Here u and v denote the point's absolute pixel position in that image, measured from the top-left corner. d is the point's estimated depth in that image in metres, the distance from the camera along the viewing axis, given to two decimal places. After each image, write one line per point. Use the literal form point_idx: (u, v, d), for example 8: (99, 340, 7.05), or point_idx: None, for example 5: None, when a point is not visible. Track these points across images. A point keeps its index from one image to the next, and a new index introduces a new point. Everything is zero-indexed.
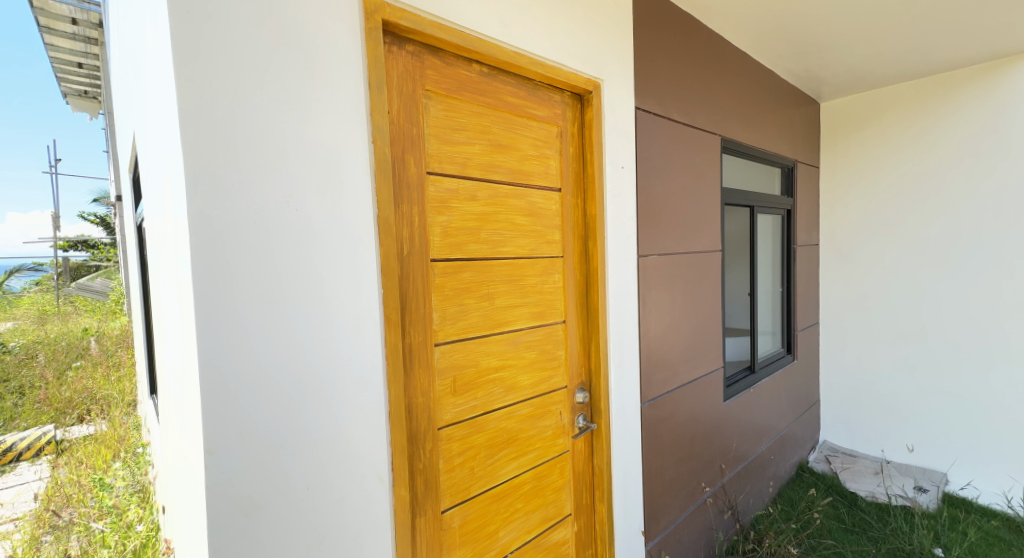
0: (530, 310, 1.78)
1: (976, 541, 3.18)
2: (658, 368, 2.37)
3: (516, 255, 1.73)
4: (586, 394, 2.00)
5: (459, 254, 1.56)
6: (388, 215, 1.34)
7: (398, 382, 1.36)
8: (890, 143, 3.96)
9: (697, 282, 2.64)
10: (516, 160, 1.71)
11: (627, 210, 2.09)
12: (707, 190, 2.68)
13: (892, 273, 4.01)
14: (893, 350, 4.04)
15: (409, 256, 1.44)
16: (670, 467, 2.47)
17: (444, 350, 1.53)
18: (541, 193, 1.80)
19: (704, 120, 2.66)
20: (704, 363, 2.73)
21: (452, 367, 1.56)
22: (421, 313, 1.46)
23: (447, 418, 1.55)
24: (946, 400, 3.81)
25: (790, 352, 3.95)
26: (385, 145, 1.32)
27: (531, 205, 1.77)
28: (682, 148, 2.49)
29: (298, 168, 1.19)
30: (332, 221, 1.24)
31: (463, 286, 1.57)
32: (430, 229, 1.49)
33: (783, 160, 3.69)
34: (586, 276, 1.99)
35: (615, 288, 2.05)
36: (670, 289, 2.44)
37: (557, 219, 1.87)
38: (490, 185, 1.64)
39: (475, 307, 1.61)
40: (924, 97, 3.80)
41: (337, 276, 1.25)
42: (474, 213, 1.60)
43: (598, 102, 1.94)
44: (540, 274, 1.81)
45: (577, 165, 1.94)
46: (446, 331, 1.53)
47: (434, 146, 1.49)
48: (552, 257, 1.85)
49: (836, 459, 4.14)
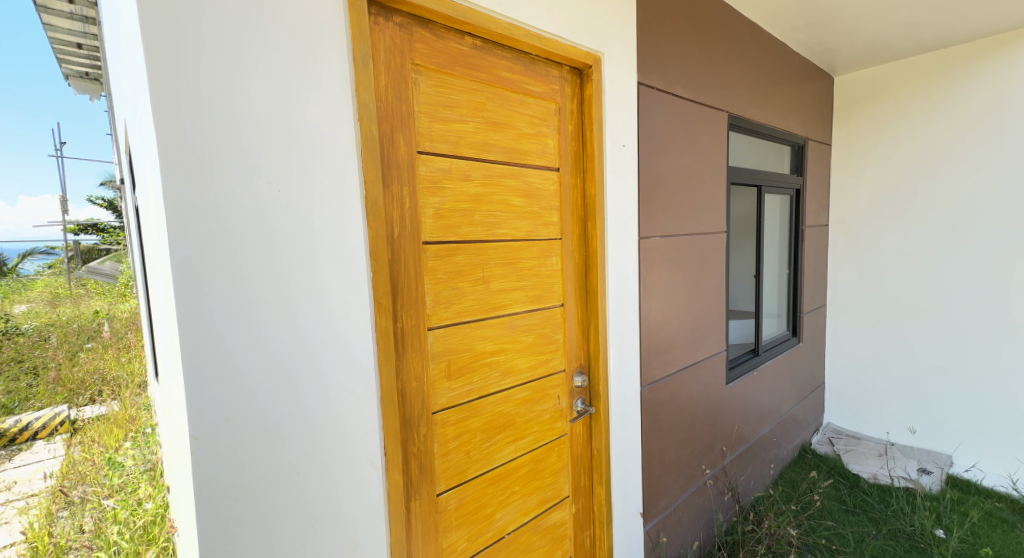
0: (527, 294, 1.75)
1: (977, 522, 3.22)
2: (659, 351, 2.35)
3: (512, 237, 1.69)
4: (585, 378, 1.99)
5: (452, 236, 1.52)
6: (376, 196, 1.30)
7: (389, 366, 1.34)
8: (905, 119, 3.85)
9: (699, 264, 2.59)
10: (511, 138, 1.66)
11: (628, 190, 2.04)
12: (712, 168, 2.60)
13: (903, 253, 3.93)
14: (900, 332, 4.00)
15: (400, 238, 1.40)
16: (671, 449, 2.48)
17: (437, 334, 1.51)
18: (541, 173, 1.77)
19: (710, 95, 2.57)
20: (706, 347, 2.70)
21: (447, 350, 1.53)
22: (413, 297, 1.43)
23: (442, 403, 1.53)
24: (954, 382, 3.79)
25: (794, 334, 3.91)
26: (371, 123, 1.28)
27: (528, 185, 1.72)
28: (686, 124, 2.42)
29: (280, 148, 1.15)
30: (320, 201, 1.21)
31: (458, 269, 1.54)
32: (422, 211, 1.45)
33: (793, 137, 3.60)
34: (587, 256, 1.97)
35: (617, 270, 2.03)
36: (672, 271, 2.40)
37: (556, 202, 1.83)
38: (484, 164, 1.59)
39: (470, 290, 1.58)
40: (938, 73, 3.70)
41: (326, 257, 1.22)
42: (470, 196, 1.56)
43: (599, 77, 1.87)
44: (537, 255, 1.78)
45: (576, 143, 1.89)
46: (440, 316, 1.51)
47: (425, 124, 1.44)
48: (551, 239, 1.82)
49: (839, 441, 4.16)
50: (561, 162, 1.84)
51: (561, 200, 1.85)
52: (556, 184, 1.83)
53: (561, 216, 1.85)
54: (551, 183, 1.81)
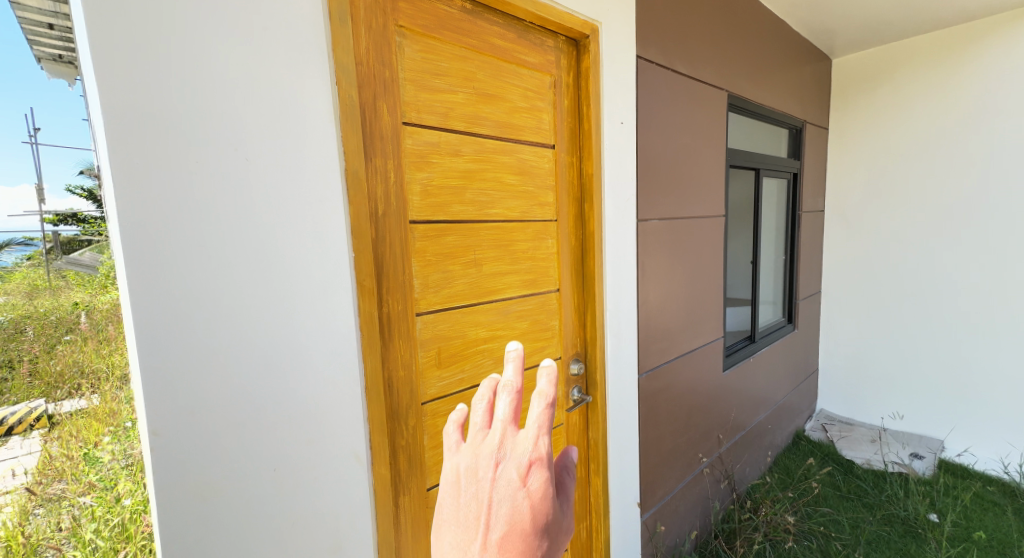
0: (521, 278, 1.66)
1: (970, 505, 3.23)
2: (656, 337, 2.27)
3: (504, 217, 1.59)
4: (581, 365, 1.91)
5: (441, 216, 1.42)
6: (357, 168, 1.19)
7: (374, 354, 1.25)
8: (903, 101, 3.78)
9: (697, 248, 2.51)
10: (504, 112, 1.56)
11: (626, 169, 1.95)
12: (710, 148, 2.52)
13: (900, 238, 3.89)
14: (895, 318, 3.98)
15: (384, 216, 1.28)
16: (669, 437, 2.42)
17: (426, 320, 1.41)
18: (535, 150, 1.67)
19: (710, 72, 2.48)
20: (704, 333, 2.64)
21: (437, 337, 1.44)
22: (400, 280, 1.33)
23: (432, 393, 1.44)
24: (948, 367, 3.78)
25: (789, 321, 3.87)
26: (351, 88, 1.17)
27: (522, 163, 1.62)
28: (686, 101, 2.32)
29: (246, 112, 1.04)
30: (293, 173, 1.10)
31: (448, 251, 1.45)
32: (408, 187, 1.35)
33: (790, 120, 3.51)
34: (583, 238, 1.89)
35: (615, 252, 1.94)
36: (670, 255, 2.32)
37: (551, 181, 1.74)
38: (475, 139, 1.49)
39: (461, 274, 1.49)
40: (939, 53, 3.62)
41: (300, 234, 1.12)
42: (460, 173, 1.46)
43: (596, 48, 1.77)
44: (532, 237, 1.69)
45: (572, 119, 1.79)
46: (429, 300, 1.41)
47: (410, 93, 1.33)
48: (546, 220, 1.74)
49: (833, 427, 4.15)
50: (556, 138, 1.73)
51: (557, 178, 1.75)
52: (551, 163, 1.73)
53: (557, 197, 1.76)
54: (546, 161, 1.71)
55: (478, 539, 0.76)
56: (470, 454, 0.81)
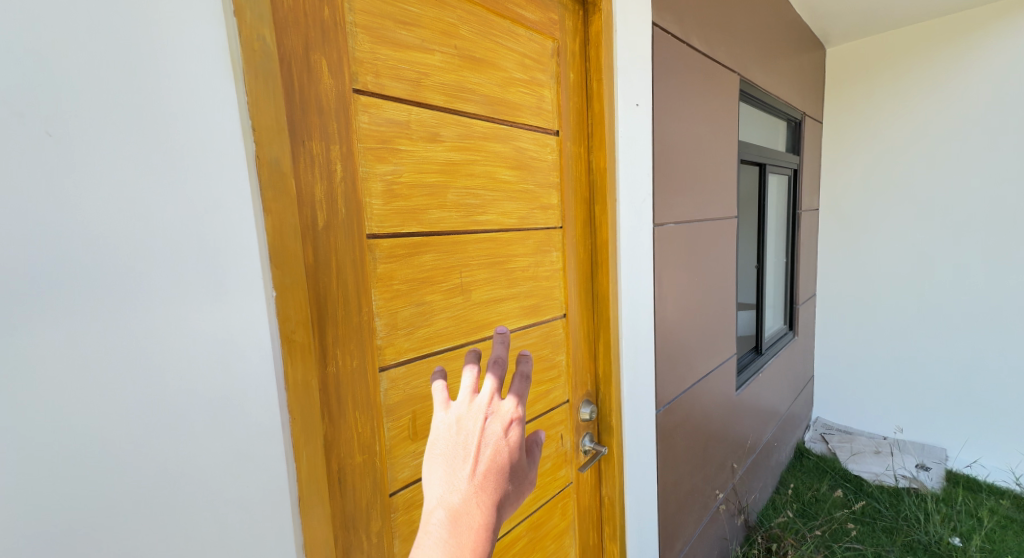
0: (521, 305, 1.27)
1: (991, 525, 2.95)
2: (672, 364, 1.92)
3: (495, 226, 1.19)
4: (592, 408, 1.54)
5: (414, 227, 1.01)
6: (278, 155, 0.76)
7: (314, 440, 0.82)
8: (906, 92, 3.54)
9: (712, 256, 2.17)
10: (497, 84, 1.16)
11: (641, 163, 1.59)
12: (724, 140, 2.18)
13: (903, 238, 3.66)
14: (898, 322, 3.74)
15: (327, 229, 0.85)
16: (686, 478, 2.06)
17: (395, 376, 0.98)
18: (533, 136, 1.27)
19: (723, 51, 2.13)
20: (718, 352, 2.30)
21: (412, 398, 1.01)
22: (355, 323, 0.89)
23: (403, 479, 1.00)
24: (956, 374, 3.56)
25: (790, 329, 3.61)
26: (264, 27, 0.74)
27: (520, 153, 1.23)
28: (700, 82, 1.96)
29: (62, 46, 0.59)
30: (160, 158, 0.65)
31: (425, 276, 1.03)
32: (365, 186, 0.92)
33: (793, 111, 3.22)
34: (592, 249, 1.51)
35: (629, 266, 1.57)
36: (685, 265, 1.97)
37: (552, 176, 1.34)
38: (459, 119, 1.08)
39: (443, 306, 1.07)
40: (943, 40, 3.38)
41: (181, 260, 0.67)
42: (437, 165, 1.04)
43: (609, 8, 1.39)
44: (531, 251, 1.29)
45: (578, 98, 1.41)
46: (398, 347, 0.98)
47: (366, 47, 0.91)
48: (547, 228, 1.34)
49: (834, 437, 3.90)
50: (559, 122, 1.35)
51: (559, 174, 1.37)
52: (552, 153, 1.34)
53: (560, 197, 1.37)
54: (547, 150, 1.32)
55: (465, 468, 0.72)
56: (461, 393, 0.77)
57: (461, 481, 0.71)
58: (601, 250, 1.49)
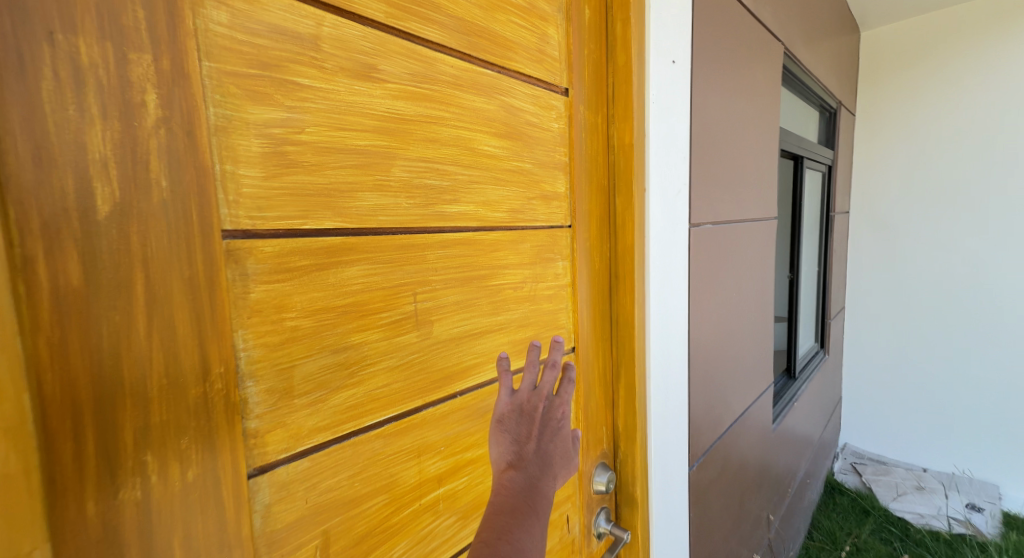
0: (510, 339, 0.87)
1: None
2: (708, 403, 1.51)
3: (469, 224, 0.78)
4: (610, 477, 1.12)
5: (326, 221, 0.59)
6: None
7: None
8: (955, 80, 3.12)
9: (752, 265, 1.77)
10: (477, 5, 0.77)
11: (677, 142, 1.19)
12: (767, 122, 1.78)
13: (950, 247, 3.22)
14: (946, 342, 3.30)
15: (113, 219, 0.43)
16: (720, 545, 1.65)
17: (285, 481, 0.56)
18: (529, 90, 0.86)
19: (768, 13, 1.73)
20: (755, 383, 1.89)
21: (319, 512, 0.60)
22: (186, 403, 0.48)
23: None
24: (1012, 403, 3.11)
25: (822, 346, 3.21)
26: None
27: (512, 113, 0.83)
28: (744, 46, 1.56)
29: None
30: None
31: (349, 304, 0.62)
32: (219, 141, 0.50)
33: (830, 99, 2.81)
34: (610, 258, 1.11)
35: (660, 281, 1.16)
36: (723, 278, 1.56)
37: (555, 150, 0.93)
38: (412, 49, 0.67)
39: (383, 351, 0.66)
40: (1002, 20, 2.95)
41: None
42: (372, 118, 0.63)
43: None
44: (522, 262, 0.88)
45: (596, 47, 1.02)
46: (293, 432, 0.57)
47: None
48: (547, 226, 0.94)
49: (867, 470, 3.47)
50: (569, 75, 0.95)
51: (567, 148, 0.97)
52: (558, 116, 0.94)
53: (568, 182, 0.98)
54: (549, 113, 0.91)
55: (519, 439, 0.64)
56: (525, 373, 0.66)
57: (526, 457, 0.63)
58: (625, 260, 1.09)
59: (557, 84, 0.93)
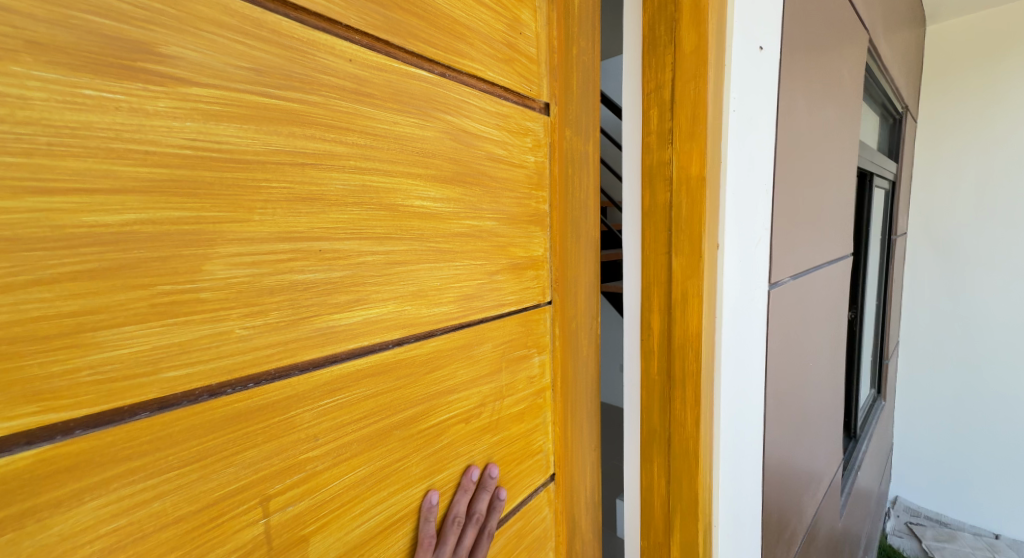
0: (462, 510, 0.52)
1: None
2: (789, 518, 1.10)
3: (382, 338, 0.42)
4: None
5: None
6: None
7: None
8: None
9: (838, 319, 1.36)
10: None
11: (760, 170, 0.82)
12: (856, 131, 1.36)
13: None
14: None
15: None
16: None
17: None
18: (487, 104, 0.51)
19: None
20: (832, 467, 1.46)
21: None
22: None
23: None
24: None
25: (880, 393, 2.76)
26: None
27: (469, 141, 0.49)
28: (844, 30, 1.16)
29: None
30: None
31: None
32: None
33: (898, 104, 2.38)
34: (665, 352, 0.75)
35: (734, 377, 0.80)
36: (808, 346, 1.15)
37: (527, 195, 0.58)
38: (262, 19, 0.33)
39: None
40: None
41: None
42: (134, 161, 0.28)
43: None
44: (476, 376, 0.52)
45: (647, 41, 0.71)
46: None
47: None
48: (517, 309, 0.58)
49: (927, 536, 2.92)
50: (555, 80, 0.61)
51: (547, 190, 0.61)
52: (534, 145, 0.58)
53: (550, 237, 0.62)
54: (519, 138, 0.56)
55: None
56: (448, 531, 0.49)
57: None
58: (688, 358, 0.72)
59: (532, 96, 0.58)
